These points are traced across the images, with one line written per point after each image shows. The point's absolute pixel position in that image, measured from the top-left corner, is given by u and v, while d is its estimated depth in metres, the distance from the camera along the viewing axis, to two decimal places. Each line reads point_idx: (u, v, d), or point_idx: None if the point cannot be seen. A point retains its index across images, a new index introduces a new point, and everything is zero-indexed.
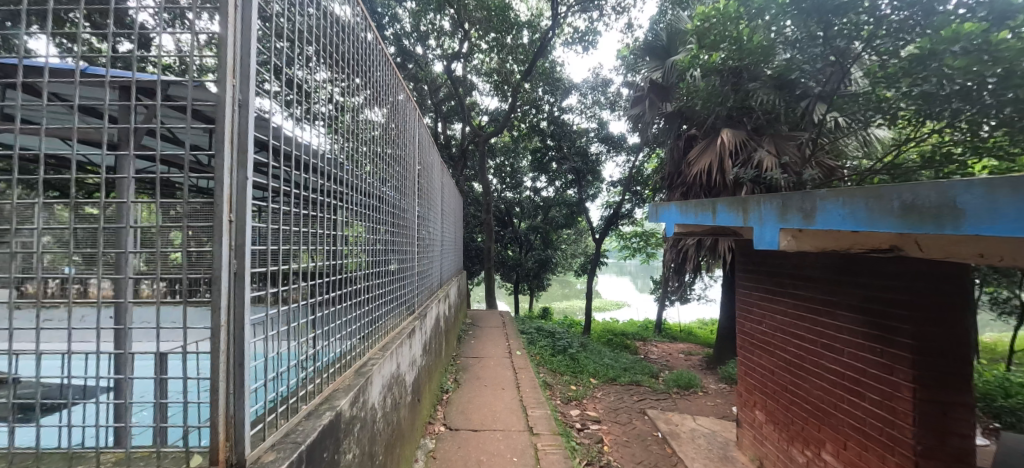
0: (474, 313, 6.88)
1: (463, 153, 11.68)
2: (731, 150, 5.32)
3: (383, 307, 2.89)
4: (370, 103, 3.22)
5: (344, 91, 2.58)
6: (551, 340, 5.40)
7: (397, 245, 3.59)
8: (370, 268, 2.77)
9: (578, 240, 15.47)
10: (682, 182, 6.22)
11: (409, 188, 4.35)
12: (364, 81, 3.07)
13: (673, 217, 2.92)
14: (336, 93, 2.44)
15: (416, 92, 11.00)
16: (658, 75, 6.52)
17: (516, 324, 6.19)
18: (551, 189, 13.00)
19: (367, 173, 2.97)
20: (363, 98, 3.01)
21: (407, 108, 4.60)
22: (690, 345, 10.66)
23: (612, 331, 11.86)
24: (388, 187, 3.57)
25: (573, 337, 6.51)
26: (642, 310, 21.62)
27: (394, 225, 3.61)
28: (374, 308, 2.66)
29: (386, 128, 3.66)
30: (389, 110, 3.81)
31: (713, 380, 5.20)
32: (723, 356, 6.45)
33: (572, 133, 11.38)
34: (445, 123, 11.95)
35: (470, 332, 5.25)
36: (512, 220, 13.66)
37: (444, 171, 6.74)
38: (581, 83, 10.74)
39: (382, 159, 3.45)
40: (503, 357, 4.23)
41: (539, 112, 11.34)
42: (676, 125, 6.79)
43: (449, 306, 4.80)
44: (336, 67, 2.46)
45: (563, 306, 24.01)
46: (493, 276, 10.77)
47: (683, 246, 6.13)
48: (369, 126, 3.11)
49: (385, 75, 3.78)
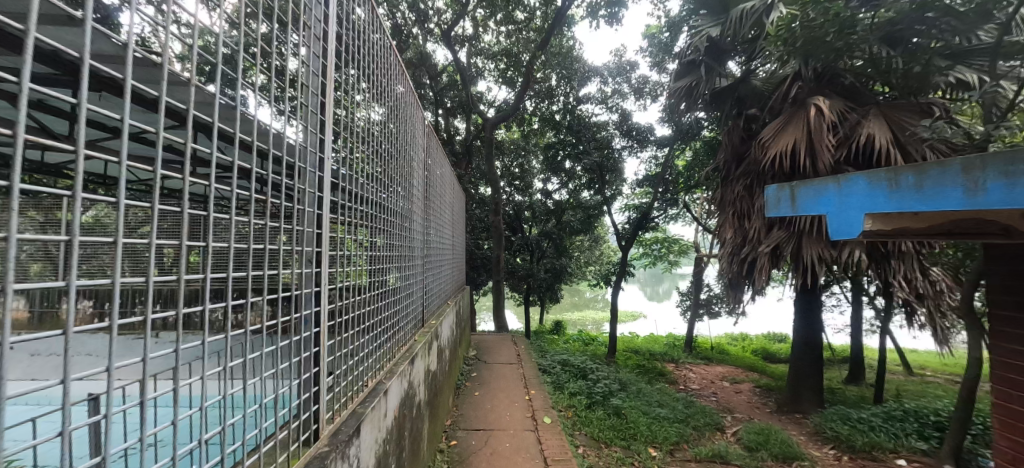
0: (480, 339, 5.54)
1: (468, 149, 10.39)
2: (832, 121, 3.90)
3: (373, 342, 2.21)
4: (371, 99, 2.52)
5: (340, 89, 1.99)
6: (584, 382, 4.03)
7: (393, 270, 2.81)
8: (361, 285, 2.14)
9: (592, 247, 13.95)
10: (746, 170, 4.85)
11: (410, 197, 3.52)
12: (368, 73, 2.44)
13: (856, 201, 1.92)
14: (330, 90, 1.84)
15: (414, 79, 9.68)
16: (717, 31, 5.13)
17: (535, 355, 4.83)
18: (564, 191, 11.67)
19: (364, 180, 2.28)
20: (363, 99, 2.36)
21: (409, 102, 3.73)
22: (730, 370, 9.18)
23: (636, 350, 10.36)
24: (390, 204, 2.88)
25: (607, 371, 5.10)
26: (660, 322, 19.74)
27: (394, 244, 2.88)
28: (352, 345, 1.91)
29: (387, 124, 2.91)
30: (390, 104, 3.02)
31: (812, 442, 3.75)
32: (803, 397, 4.96)
33: (590, 126, 9.89)
34: (448, 117, 10.65)
35: (472, 375, 3.90)
36: (523, 225, 12.31)
37: (446, 165, 5.63)
38: (601, 66, 9.32)
39: (383, 162, 2.77)
40: (525, 430, 2.82)
41: (552, 103, 10.01)
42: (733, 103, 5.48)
43: (454, 342, 3.92)
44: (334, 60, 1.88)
45: (574, 319, 22.22)
46: (502, 288, 9.34)
47: (747, 254, 4.81)
48: (369, 123, 2.46)
49: (386, 60, 3.00)
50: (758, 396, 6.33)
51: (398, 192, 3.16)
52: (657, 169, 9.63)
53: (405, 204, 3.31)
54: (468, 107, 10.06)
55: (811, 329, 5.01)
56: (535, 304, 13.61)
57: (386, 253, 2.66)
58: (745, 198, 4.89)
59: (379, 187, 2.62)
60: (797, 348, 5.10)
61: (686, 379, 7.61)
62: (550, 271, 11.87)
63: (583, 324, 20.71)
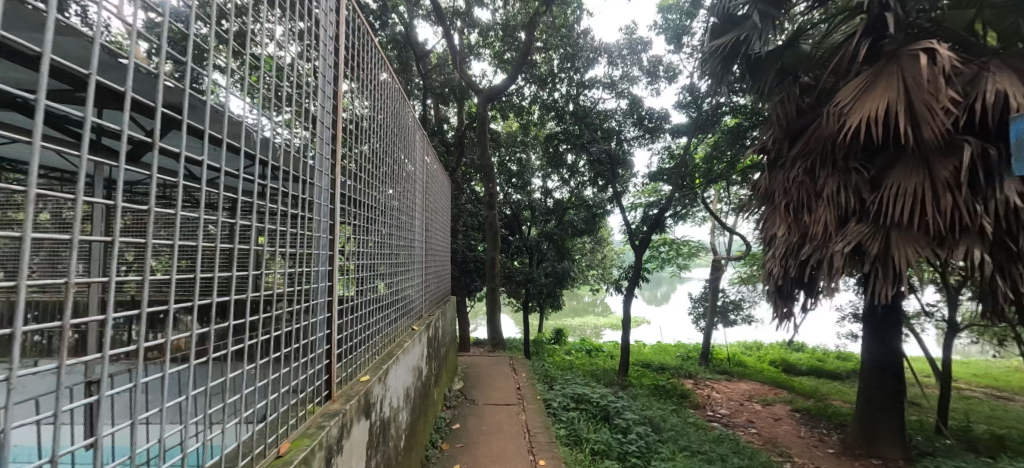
0: (470, 362, 4.54)
1: (460, 140, 9.31)
2: (946, 70, 2.90)
3: (290, 406, 1.28)
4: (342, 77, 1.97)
5: (321, 81, 1.60)
6: (612, 431, 3.02)
7: (355, 282, 1.96)
8: (287, 295, 1.29)
9: (595, 250, 12.87)
10: (805, 149, 3.90)
11: (389, 192, 2.78)
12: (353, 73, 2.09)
13: None
14: (315, 87, 1.54)
15: (400, 60, 8.63)
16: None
17: (542, 386, 3.85)
18: (566, 188, 10.76)
19: (323, 161, 1.60)
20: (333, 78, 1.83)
21: (394, 92, 3.13)
22: (757, 387, 8.18)
23: (649, 363, 9.31)
24: (361, 198, 2.11)
25: (633, 404, 4.09)
26: (666, 330, 18.51)
27: (363, 251, 2.11)
28: (252, 400, 1.09)
29: (369, 117, 2.38)
30: (371, 93, 2.49)
31: None
32: (878, 437, 3.96)
33: (595, 115, 8.89)
34: (438, 106, 9.55)
35: (451, 428, 2.81)
36: (521, 225, 11.27)
37: (432, 158, 4.83)
38: (610, 46, 8.30)
39: (362, 158, 2.18)
40: None
41: (553, 90, 9.00)
42: (791, 76, 4.57)
43: (432, 377, 2.91)
44: (317, 50, 1.54)
45: (574, 327, 20.78)
46: (499, 295, 8.27)
47: (809, 254, 3.78)
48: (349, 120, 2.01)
49: (370, 51, 2.52)
50: (804, 426, 5.36)
51: (375, 189, 2.45)
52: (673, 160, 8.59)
53: (382, 200, 2.58)
54: (461, 93, 8.99)
55: (890, 351, 3.96)
56: (533, 311, 12.45)
57: (350, 264, 1.92)
58: (804, 184, 3.88)
59: (349, 179, 1.94)
60: (869, 374, 4.06)
61: (712, 401, 6.60)
62: (551, 276, 10.75)
63: (583, 332, 19.36)
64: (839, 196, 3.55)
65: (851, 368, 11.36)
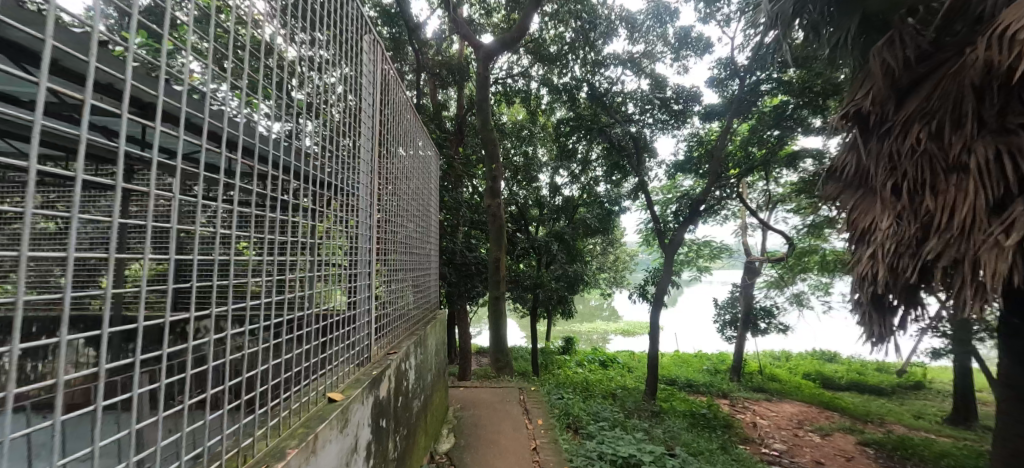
0: (471, 394, 3.61)
1: (461, 128, 8.33)
2: None
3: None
4: (334, 67, 1.79)
5: None
6: None
7: (268, 302, 1.26)
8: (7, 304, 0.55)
9: (607, 252, 11.76)
10: (929, 108, 2.83)
11: (349, 175, 1.93)
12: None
13: None
14: None
15: (392, 37, 7.57)
16: None
17: (563, 433, 2.89)
18: (576, 183, 9.82)
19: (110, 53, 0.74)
20: (322, 65, 1.64)
21: (367, 40, 2.28)
22: (803, 409, 7.13)
23: (673, 379, 8.25)
24: (335, 193, 1.73)
25: (687, 456, 3.08)
26: (684, 338, 17.18)
27: (271, 265, 1.29)
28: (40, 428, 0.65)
29: (313, 59, 1.56)
30: (328, 28, 1.68)
31: None
32: None
33: (610, 100, 7.90)
34: (436, 89, 8.52)
35: None
36: (528, 224, 10.24)
37: (420, 138, 3.92)
38: (631, 16, 7.23)
39: (290, 116, 1.38)
40: None
41: (564, 72, 7.97)
42: (874, 29, 3.61)
43: (393, 448, 1.94)
44: None
45: (585, 335, 19.26)
46: (504, 304, 7.26)
47: (937, 250, 2.71)
48: (261, 50, 1.22)
49: None
50: None
51: (320, 168, 1.61)
52: (700, 149, 7.60)
53: (334, 183, 1.74)
54: (461, 73, 7.99)
55: None
56: (542, 318, 11.37)
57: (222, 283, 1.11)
58: (929, 153, 2.80)
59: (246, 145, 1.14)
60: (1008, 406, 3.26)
61: (759, 430, 5.56)
62: (561, 280, 9.71)
63: (595, 340, 18.06)
64: (992, 167, 2.48)
65: (895, 382, 10.22)
